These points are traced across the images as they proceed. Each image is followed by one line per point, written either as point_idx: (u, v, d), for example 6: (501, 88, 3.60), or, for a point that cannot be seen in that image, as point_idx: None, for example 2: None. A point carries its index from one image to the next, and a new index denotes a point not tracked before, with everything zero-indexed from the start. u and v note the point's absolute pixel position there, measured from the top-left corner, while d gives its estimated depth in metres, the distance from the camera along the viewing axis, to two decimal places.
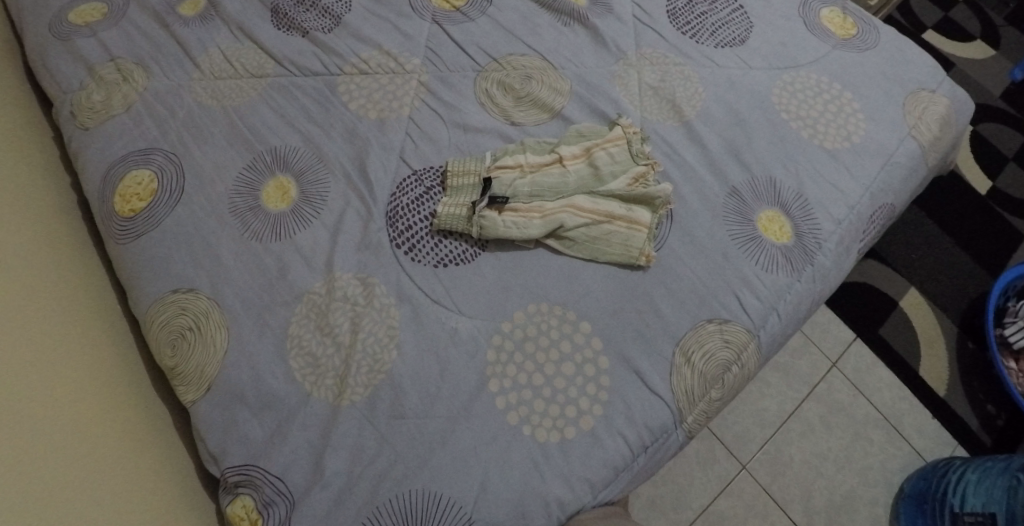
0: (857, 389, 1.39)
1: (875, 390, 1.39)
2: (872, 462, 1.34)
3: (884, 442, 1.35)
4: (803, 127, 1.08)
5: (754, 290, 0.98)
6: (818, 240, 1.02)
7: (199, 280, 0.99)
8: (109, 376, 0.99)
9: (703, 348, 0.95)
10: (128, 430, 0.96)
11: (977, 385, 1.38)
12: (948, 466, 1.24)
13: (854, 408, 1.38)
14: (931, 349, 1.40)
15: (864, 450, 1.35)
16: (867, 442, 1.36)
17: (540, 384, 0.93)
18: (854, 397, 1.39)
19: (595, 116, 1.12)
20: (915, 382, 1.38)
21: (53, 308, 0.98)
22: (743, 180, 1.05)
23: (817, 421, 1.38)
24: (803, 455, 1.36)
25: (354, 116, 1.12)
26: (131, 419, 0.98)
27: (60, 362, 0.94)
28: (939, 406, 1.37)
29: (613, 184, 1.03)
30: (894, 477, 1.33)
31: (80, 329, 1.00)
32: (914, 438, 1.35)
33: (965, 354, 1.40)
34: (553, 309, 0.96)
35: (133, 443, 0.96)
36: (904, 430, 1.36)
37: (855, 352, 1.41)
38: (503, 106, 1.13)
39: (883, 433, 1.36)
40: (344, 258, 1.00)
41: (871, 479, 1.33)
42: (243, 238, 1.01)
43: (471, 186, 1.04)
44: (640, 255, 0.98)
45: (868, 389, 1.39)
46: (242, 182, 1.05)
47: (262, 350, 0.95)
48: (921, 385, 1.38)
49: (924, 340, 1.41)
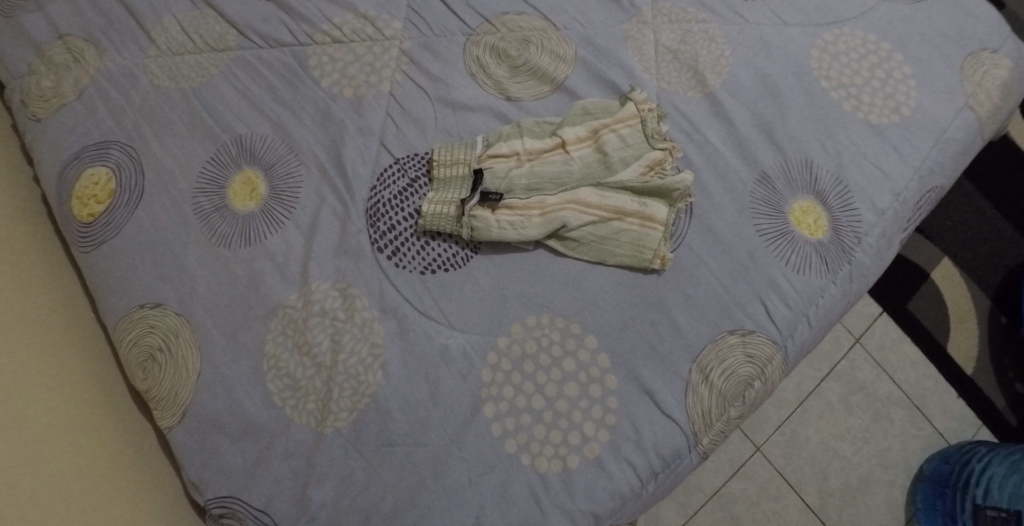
0: (880, 368, 1.29)
1: (898, 367, 1.28)
2: (892, 443, 1.26)
3: (906, 423, 1.26)
4: (845, 99, 0.94)
5: (782, 295, 0.88)
6: (857, 234, 0.90)
7: (164, 294, 0.90)
8: (81, 373, 0.93)
9: (722, 364, 0.86)
10: (104, 435, 0.91)
11: (1008, 363, 1.27)
12: (972, 453, 1.15)
13: (877, 386, 1.28)
14: (960, 325, 1.29)
15: (884, 431, 1.26)
16: (887, 423, 1.27)
17: (539, 407, 0.84)
18: (877, 376, 1.28)
19: (604, 88, 0.99)
20: (944, 360, 1.28)
21: (21, 303, 0.92)
22: (772, 163, 0.92)
23: (837, 401, 1.28)
24: (820, 436, 1.27)
25: (328, 95, 0.99)
26: (107, 423, 0.92)
27: (29, 361, 0.89)
28: (968, 387, 1.27)
29: (622, 173, 0.91)
30: (914, 458, 1.25)
31: (46, 327, 0.93)
32: (937, 418, 1.26)
33: (997, 330, 1.29)
34: (554, 321, 0.87)
35: (110, 448, 0.90)
36: (928, 409, 1.27)
37: (881, 326, 1.30)
38: (497, 78, 1.00)
39: (905, 413, 1.27)
40: (319, 265, 0.90)
41: (890, 461, 1.25)
42: (210, 244, 0.92)
43: (461, 178, 0.92)
44: (654, 258, 0.87)
45: (891, 368, 1.29)
46: (206, 177, 0.95)
47: (230, 370, 0.87)
48: (951, 364, 1.28)
49: (955, 314, 1.30)
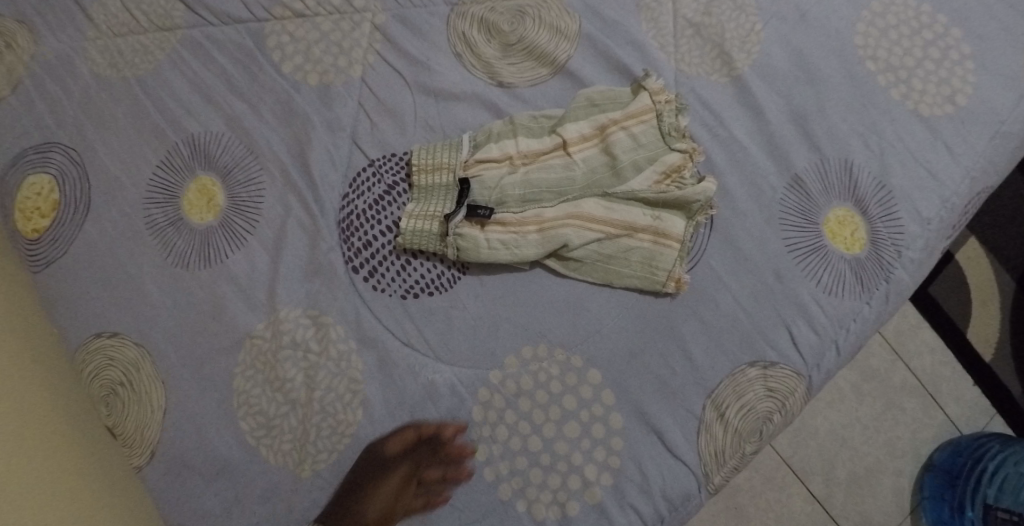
0: (896, 355, 1.13)
1: (915, 354, 1.13)
2: (902, 433, 1.11)
3: (918, 411, 1.11)
4: (893, 83, 0.81)
5: (810, 321, 0.78)
6: (897, 247, 0.79)
7: (121, 321, 0.82)
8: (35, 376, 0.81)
9: (739, 400, 0.77)
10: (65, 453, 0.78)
11: None
12: (984, 450, 1.03)
13: (891, 375, 1.12)
14: (983, 312, 1.13)
15: (894, 420, 1.11)
16: (898, 412, 1.11)
17: (537, 449, 0.77)
18: (891, 362, 1.13)
19: (612, 72, 0.86)
20: (961, 346, 1.12)
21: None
22: (806, 163, 0.80)
23: (848, 389, 1.12)
24: (829, 425, 1.12)
25: (290, 83, 0.88)
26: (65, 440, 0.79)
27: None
28: (987, 376, 1.11)
29: (633, 181, 0.80)
30: (924, 448, 1.11)
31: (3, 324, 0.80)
32: (949, 407, 1.11)
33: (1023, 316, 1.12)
34: (553, 352, 0.78)
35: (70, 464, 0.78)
36: (941, 397, 1.12)
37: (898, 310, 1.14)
38: (488, 59, 0.87)
39: (918, 401, 1.12)
40: (288, 290, 0.81)
41: (899, 450, 1.11)
42: (166, 265, 0.83)
43: (445, 188, 0.81)
44: (668, 281, 0.78)
45: (907, 354, 1.13)
46: (157, 186, 0.85)
47: (196, 407, 0.80)
48: (969, 353, 1.12)
49: (976, 299, 1.13)
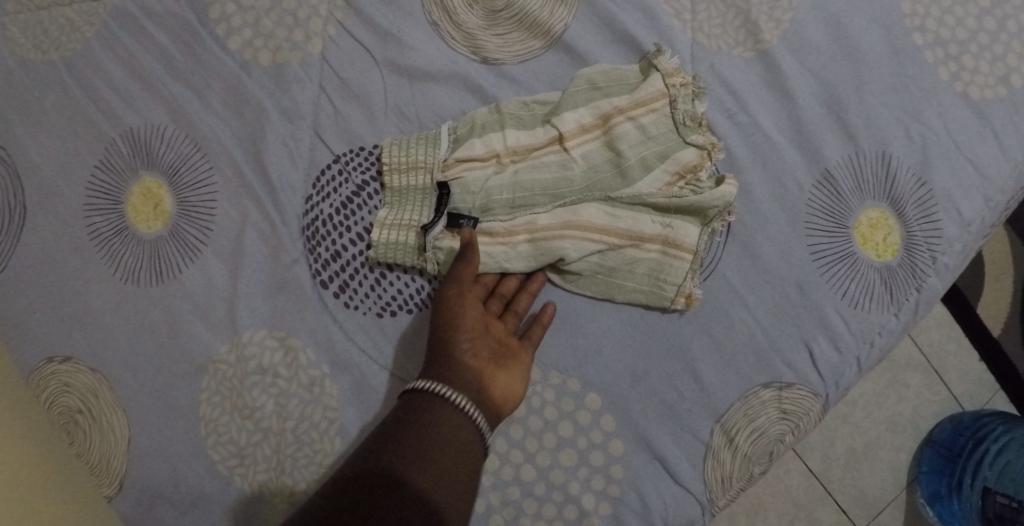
0: None
1: (921, 326, 0.99)
2: (904, 409, 0.98)
3: (921, 387, 0.99)
4: (942, 60, 0.70)
5: (833, 337, 0.70)
6: (933, 252, 0.70)
7: (73, 343, 0.74)
8: None
9: (751, 424, 0.71)
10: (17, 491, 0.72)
11: None
12: (987, 430, 0.92)
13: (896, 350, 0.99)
14: (994, 284, 1.00)
15: (897, 396, 0.99)
16: (901, 388, 0.98)
17: (530, 479, 0.71)
18: None
19: (618, 45, 0.75)
20: (968, 319, 0.99)
21: None
22: (838, 156, 0.71)
23: None
24: None
25: (238, 63, 0.76)
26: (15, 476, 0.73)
27: None
28: (996, 356, 0.99)
29: (641, 182, 0.70)
30: (925, 424, 0.98)
31: None
32: (952, 382, 0.99)
33: None
34: (548, 376, 0.72)
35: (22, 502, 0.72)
36: (946, 372, 0.99)
37: None
38: (470, 30, 0.75)
39: (922, 376, 0.99)
40: (250, 309, 0.73)
41: (899, 427, 0.98)
42: (115, 280, 0.74)
43: (422, 191, 0.72)
44: (676, 297, 0.70)
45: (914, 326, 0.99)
46: (98, 189, 0.75)
47: (155, 437, 0.73)
48: (978, 326, 0.99)
49: (990, 271, 1.00)
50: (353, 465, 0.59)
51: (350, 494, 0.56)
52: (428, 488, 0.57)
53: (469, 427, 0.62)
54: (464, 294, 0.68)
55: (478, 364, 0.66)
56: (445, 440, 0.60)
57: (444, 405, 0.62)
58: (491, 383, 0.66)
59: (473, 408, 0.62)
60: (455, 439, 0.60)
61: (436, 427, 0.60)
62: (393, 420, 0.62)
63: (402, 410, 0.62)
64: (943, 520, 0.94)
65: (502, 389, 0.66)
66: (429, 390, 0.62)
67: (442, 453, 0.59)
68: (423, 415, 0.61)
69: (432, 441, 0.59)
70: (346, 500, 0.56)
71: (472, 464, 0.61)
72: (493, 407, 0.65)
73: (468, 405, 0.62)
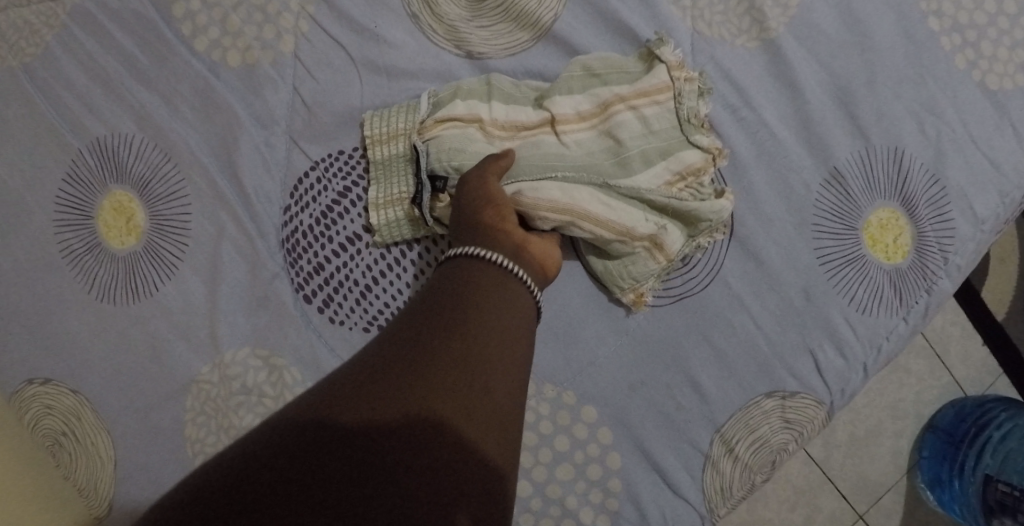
0: None
1: None
2: (906, 394, 0.93)
3: (925, 373, 0.94)
4: (959, 47, 0.67)
5: (839, 345, 0.67)
6: (944, 253, 0.67)
7: (52, 365, 0.71)
8: None
9: (752, 434, 0.68)
10: None
11: None
12: (989, 417, 0.87)
13: None
14: (999, 268, 0.96)
15: (899, 382, 0.94)
16: (903, 374, 0.94)
17: (526, 494, 0.68)
18: None
19: (612, 35, 0.70)
20: (970, 303, 0.95)
21: None
22: (846, 153, 0.67)
23: None
24: None
25: (206, 64, 0.72)
26: None
27: None
28: (1000, 340, 0.94)
29: (641, 176, 0.64)
30: (926, 410, 0.93)
31: None
32: (954, 366, 0.94)
33: None
34: (543, 389, 0.69)
35: None
36: (948, 357, 0.94)
37: None
38: (451, 22, 0.71)
39: (925, 361, 0.94)
40: (230, 325, 0.70)
41: (901, 412, 0.93)
42: (90, 298, 0.72)
43: (404, 159, 0.68)
44: (629, 293, 0.67)
45: None
46: (66, 203, 0.72)
47: (133, 460, 0.70)
48: (980, 309, 0.95)
49: (994, 255, 0.96)
50: (358, 376, 0.45)
51: (373, 456, 0.41)
52: (479, 434, 0.44)
53: (516, 285, 0.53)
54: (483, 176, 0.60)
55: (510, 227, 0.57)
56: (487, 329, 0.48)
57: (481, 264, 0.53)
58: (529, 243, 0.58)
59: (510, 261, 0.54)
60: (498, 298, 0.51)
61: (472, 283, 0.51)
62: (407, 337, 0.47)
63: (417, 318, 0.49)
64: (942, 505, 0.90)
65: (539, 254, 0.58)
66: (460, 255, 0.54)
67: (489, 381, 0.46)
68: (458, 276, 0.52)
69: (468, 299, 0.50)
70: (371, 466, 0.40)
71: (521, 338, 0.50)
72: (538, 267, 0.57)
73: (506, 261, 0.53)
